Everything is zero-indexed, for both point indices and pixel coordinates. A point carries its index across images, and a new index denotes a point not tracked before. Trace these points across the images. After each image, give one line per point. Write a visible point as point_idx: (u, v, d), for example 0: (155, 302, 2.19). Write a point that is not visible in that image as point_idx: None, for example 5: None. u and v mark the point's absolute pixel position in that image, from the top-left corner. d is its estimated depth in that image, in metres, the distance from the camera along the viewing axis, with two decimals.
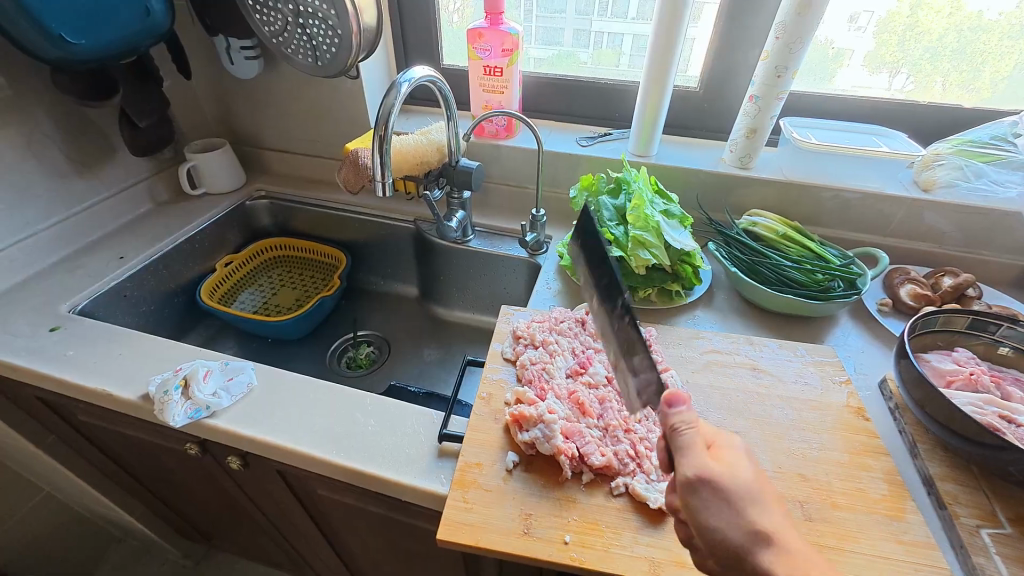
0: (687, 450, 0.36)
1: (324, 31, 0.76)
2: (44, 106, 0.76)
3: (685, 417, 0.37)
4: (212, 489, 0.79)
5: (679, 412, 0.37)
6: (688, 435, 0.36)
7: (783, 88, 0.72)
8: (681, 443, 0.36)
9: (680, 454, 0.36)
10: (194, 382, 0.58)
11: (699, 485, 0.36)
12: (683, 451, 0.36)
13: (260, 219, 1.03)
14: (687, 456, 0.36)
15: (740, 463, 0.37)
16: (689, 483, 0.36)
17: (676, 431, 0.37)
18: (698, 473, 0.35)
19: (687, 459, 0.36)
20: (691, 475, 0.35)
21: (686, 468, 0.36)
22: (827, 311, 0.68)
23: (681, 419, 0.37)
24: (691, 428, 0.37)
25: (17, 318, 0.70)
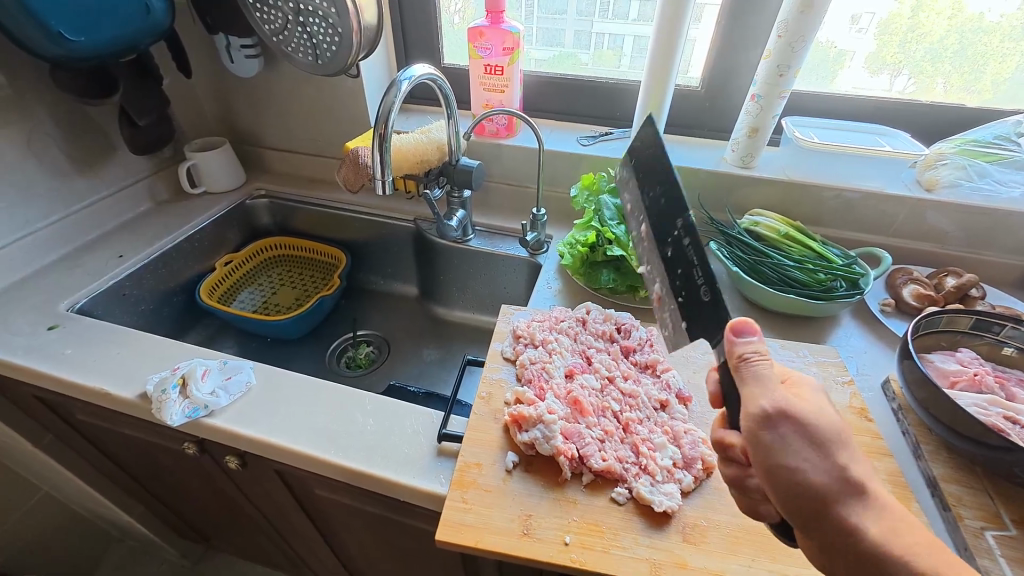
0: (761, 381, 0.37)
1: (325, 30, 0.75)
2: (44, 105, 0.76)
3: (756, 345, 0.37)
4: (210, 489, 0.78)
5: (746, 342, 0.37)
6: (759, 366, 0.37)
7: (785, 86, 0.72)
8: (753, 374, 0.37)
9: (754, 387, 0.37)
10: (192, 381, 0.58)
11: (775, 425, 0.36)
12: (756, 385, 0.37)
13: (260, 219, 1.03)
14: (764, 392, 0.36)
15: (821, 406, 0.37)
16: (764, 416, 0.36)
17: (743, 360, 0.37)
18: (777, 406, 0.36)
19: (760, 395, 0.36)
20: (769, 408, 0.36)
21: (761, 402, 0.36)
22: (829, 311, 0.68)
23: (748, 351, 0.37)
24: (762, 361, 0.37)
25: (16, 317, 0.70)
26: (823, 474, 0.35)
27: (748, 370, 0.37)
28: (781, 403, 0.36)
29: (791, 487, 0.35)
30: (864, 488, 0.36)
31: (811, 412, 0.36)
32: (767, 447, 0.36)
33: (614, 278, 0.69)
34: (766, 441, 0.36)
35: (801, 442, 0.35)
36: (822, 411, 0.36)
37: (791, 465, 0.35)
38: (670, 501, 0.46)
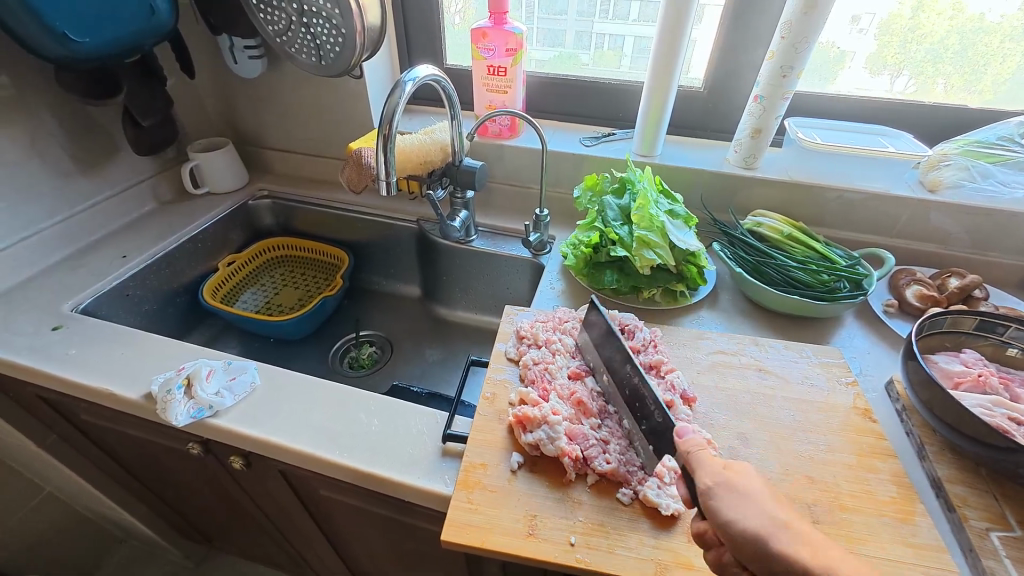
0: (702, 468, 0.40)
1: (329, 30, 0.75)
2: (48, 105, 0.76)
3: (695, 440, 0.41)
4: (214, 489, 0.78)
5: (688, 438, 0.42)
6: (699, 456, 0.40)
7: (788, 87, 0.72)
8: (696, 460, 0.40)
9: (698, 471, 0.40)
10: (196, 381, 0.58)
11: (712, 488, 0.39)
12: (699, 467, 0.40)
13: (262, 219, 1.03)
14: (702, 468, 0.39)
15: (756, 470, 0.40)
16: (706, 490, 0.39)
17: (691, 454, 0.41)
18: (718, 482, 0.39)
19: (705, 474, 0.39)
20: (711, 484, 0.39)
21: (705, 477, 0.39)
22: (832, 312, 0.68)
23: (692, 444, 0.41)
24: (703, 451, 0.41)
25: (20, 317, 0.70)
26: (760, 519, 0.37)
27: (689, 451, 0.41)
28: (718, 478, 0.39)
29: (731, 533, 0.37)
30: (795, 527, 0.36)
31: (748, 483, 0.39)
32: (710, 506, 0.38)
33: (618, 279, 0.69)
34: (712, 507, 0.38)
35: (730, 495, 0.38)
36: (752, 475, 0.39)
37: (725, 510, 0.37)
38: (675, 502, 0.46)
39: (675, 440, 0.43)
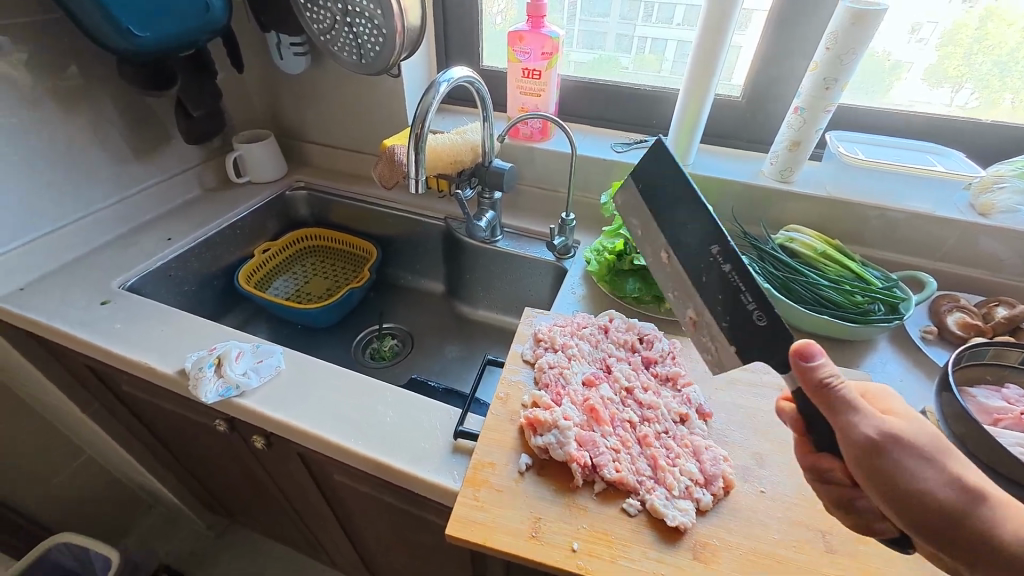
0: (858, 411, 0.36)
1: (370, 30, 0.78)
2: (110, 95, 0.82)
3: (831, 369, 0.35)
4: (238, 466, 0.82)
5: (820, 365, 0.35)
6: (846, 391, 0.36)
7: (831, 99, 0.70)
8: (844, 400, 0.35)
9: (852, 415, 0.35)
10: (226, 362, 0.60)
11: (884, 442, 0.35)
12: (848, 409, 0.35)
13: (298, 210, 1.07)
14: (863, 417, 0.35)
15: (907, 410, 0.38)
16: (870, 440, 0.35)
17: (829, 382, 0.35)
18: (882, 428, 0.35)
19: (862, 421, 0.35)
20: (874, 433, 0.35)
21: (861, 431, 0.35)
22: (862, 335, 0.65)
23: (826, 371, 0.35)
24: (836, 376, 0.36)
25: (75, 290, 0.75)
26: (948, 486, 0.35)
27: (838, 394, 0.35)
28: (885, 427, 0.35)
29: (915, 498, 0.35)
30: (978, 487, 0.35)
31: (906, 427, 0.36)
32: (875, 463, 0.35)
33: (639, 287, 0.68)
34: (874, 456, 0.35)
35: (915, 461, 0.35)
36: (921, 425, 0.36)
37: (899, 470, 0.35)
38: (683, 517, 0.45)
39: (803, 370, 0.36)
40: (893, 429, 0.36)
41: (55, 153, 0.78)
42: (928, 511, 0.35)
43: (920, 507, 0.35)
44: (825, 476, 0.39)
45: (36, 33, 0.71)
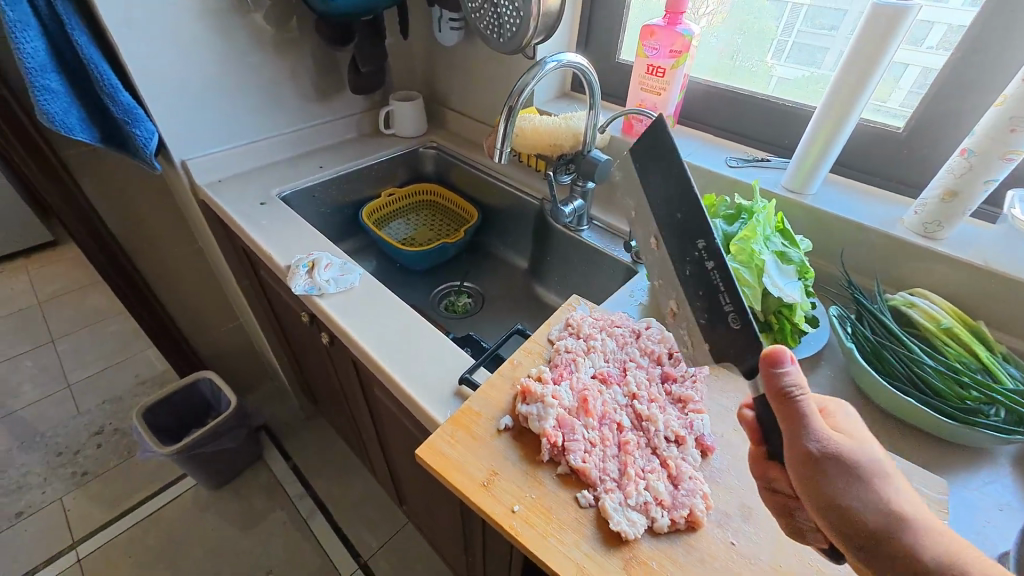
0: (807, 418, 0.37)
1: (511, 12, 0.84)
2: (309, 47, 1.03)
3: (801, 380, 0.37)
4: (319, 360, 1.00)
5: (788, 373, 0.37)
6: (805, 400, 0.37)
7: (1016, 146, 0.55)
8: (804, 412, 0.37)
9: (806, 427, 0.37)
10: (318, 267, 0.75)
11: (824, 453, 0.37)
12: (805, 420, 0.37)
13: (425, 166, 1.22)
14: (813, 431, 0.37)
15: (857, 430, 0.39)
16: (811, 449, 0.37)
17: (800, 391, 0.37)
18: (826, 444, 0.37)
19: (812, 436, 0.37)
20: (820, 446, 0.37)
21: (810, 443, 0.37)
22: (960, 438, 0.53)
23: (795, 381, 0.37)
24: (806, 390, 0.37)
25: (250, 190, 0.99)
26: (876, 509, 0.36)
27: (800, 408, 0.37)
28: (827, 444, 0.37)
29: (844, 513, 0.37)
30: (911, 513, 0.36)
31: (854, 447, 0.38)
32: (814, 475, 0.37)
33: None
34: (818, 464, 0.37)
35: (845, 479, 0.37)
36: (865, 447, 0.38)
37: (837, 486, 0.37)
38: (629, 528, 0.44)
39: (774, 378, 0.37)
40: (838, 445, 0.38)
41: (264, 85, 1.01)
42: (856, 524, 0.36)
43: (845, 512, 0.37)
44: (774, 484, 0.42)
45: None
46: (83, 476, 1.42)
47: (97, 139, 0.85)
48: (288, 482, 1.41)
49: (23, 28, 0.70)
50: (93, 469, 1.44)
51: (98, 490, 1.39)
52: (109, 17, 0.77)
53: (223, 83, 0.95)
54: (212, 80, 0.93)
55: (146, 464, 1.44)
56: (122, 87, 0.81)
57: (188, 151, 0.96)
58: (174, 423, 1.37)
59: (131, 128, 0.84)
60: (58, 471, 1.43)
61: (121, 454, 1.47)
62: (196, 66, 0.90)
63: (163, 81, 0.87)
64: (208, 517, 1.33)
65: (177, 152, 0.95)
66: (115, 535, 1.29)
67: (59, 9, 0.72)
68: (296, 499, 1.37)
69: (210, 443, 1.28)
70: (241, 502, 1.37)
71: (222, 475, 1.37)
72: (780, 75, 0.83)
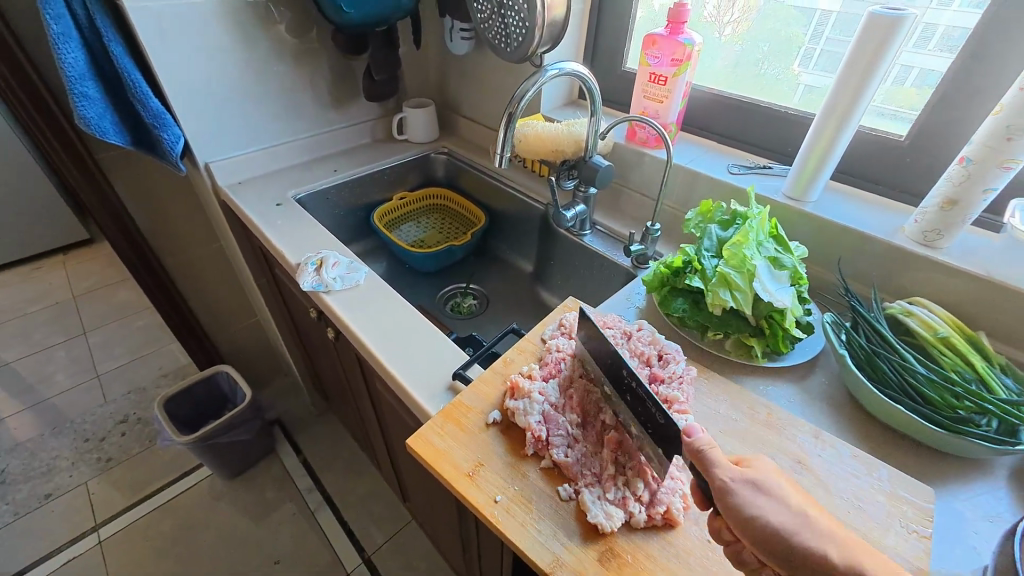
0: (716, 463, 0.40)
1: (517, 23, 0.87)
2: (327, 56, 1.08)
3: (703, 437, 0.40)
4: (328, 356, 1.04)
5: (696, 436, 0.40)
6: (710, 448, 0.40)
7: (1014, 154, 0.55)
8: (711, 459, 0.40)
9: (713, 468, 0.39)
10: (325, 265, 0.79)
11: (735, 488, 0.39)
12: (714, 465, 0.39)
13: (437, 171, 1.25)
14: (719, 466, 0.39)
15: (770, 471, 0.41)
16: (725, 486, 0.39)
17: (700, 451, 0.40)
18: (736, 477, 0.39)
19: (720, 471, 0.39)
20: (729, 480, 0.39)
21: (717, 477, 0.39)
22: (952, 448, 0.52)
23: (703, 442, 0.40)
24: (712, 447, 0.40)
25: (268, 192, 1.03)
26: (783, 514, 0.38)
27: (705, 459, 0.40)
28: (735, 477, 0.39)
29: (776, 547, 0.36)
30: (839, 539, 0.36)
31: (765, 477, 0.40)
32: (733, 506, 0.38)
33: (686, 309, 0.65)
34: (732, 504, 0.38)
35: (759, 504, 0.38)
36: (775, 485, 0.39)
37: (754, 513, 0.37)
38: (606, 521, 0.45)
39: (682, 438, 0.41)
40: (749, 479, 0.39)
41: (283, 92, 1.06)
42: (793, 553, 0.36)
43: (782, 546, 0.36)
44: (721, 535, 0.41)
45: (293, 3, 0.97)
46: (107, 462, 1.49)
47: (128, 142, 0.91)
48: (298, 476, 1.45)
49: (65, 40, 0.76)
50: (116, 456, 1.50)
51: (121, 475, 1.45)
52: (142, 29, 0.83)
53: (245, 90, 1.00)
54: (235, 87, 0.98)
55: (165, 453, 1.51)
56: (152, 94, 0.87)
57: (212, 154, 1.02)
58: (192, 414, 1.42)
59: (159, 132, 0.89)
60: (84, 456, 1.51)
61: (143, 442, 1.54)
62: (220, 75, 0.95)
63: (189, 88, 0.93)
64: (221, 507, 1.38)
65: (201, 155, 1.00)
66: (135, 519, 1.35)
67: (98, 21, 0.78)
68: (305, 492, 1.41)
69: (224, 435, 1.33)
70: (252, 493, 1.41)
71: (235, 466, 1.41)
72: (808, 82, 0.81)
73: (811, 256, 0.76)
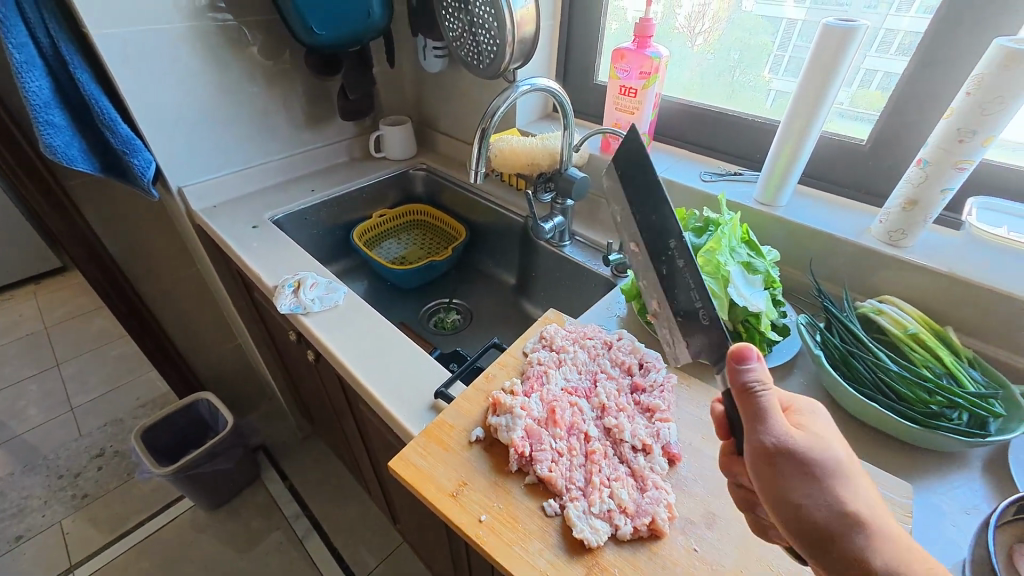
0: (765, 421, 0.38)
1: (488, 40, 0.88)
2: (301, 77, 1.08)
3: (763, 375, 0.38)
4: (310, 378, 1.02)
5: (752, 370, 0.38)
6: (765, 395, 0.38)
7: (967, 155, 0.57)
8: (763, 406, 0.38)
9: (765, 420, 0.38)
10: (303, 287, 0.78)
11: (781, 446, 0.37)
12: (764, 415, 0.38)
13: (416, 187, 1.25)
14: (769, 425, 0.38)
15: (823, 431, 0.39)
16: (768, 449, 0.37)
17: (756, 390, 0.38)
18: (782, 442, 0.37)
19: (768, 433, 0.38)
20: (774, 440, 0.37)
21: (767, 437, 0.37)
22: (926, 443, 0.53)
23: (759, 379, 0.38)
24: (769, 385, 0.38)
25: (244, 214, 1.02)
26: (824, 510, 0.37)
27: (759, 404, 0.38)
28: (783, 437, 0.37)
29: (795, 511, 0.37)
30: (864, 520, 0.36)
31: (811, 439, 0.38)
32: (767, 468, 0.38)
33: None
34: (774, 460, 0.37)
35: (800, 479, 0.37)
36: (824, 446, 0.38)
37: (786, 479, 0.37)
38: (592, 536, 0.45)
39: (736, 373, 0.38)
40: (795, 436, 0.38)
41: (257, 114, 1.05)
42: (813, 526, 0.37)
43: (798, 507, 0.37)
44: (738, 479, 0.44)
45: (264, 26, 0.97)
46: (82, 499, 1.43)
47: (97, 169, 0.89)
48: (284, 502, 1.41)
49: (29, 69, 0.75)
50: (92, 491, 1.45)
51: (98, 512, 1.40)
52: (108, 55, 0.82)
53: (218, 113, 0.99)
54: (207, 111, 0.98)
55: (144, 486, 1.46)
56: (121, 120, 0.86)
57: (185, 178, 1.00)
58: (171, 444, 1.38)
59: (129, 158, 0.88)
60: (57, 494, 1.45)
61: (120, 476, 1.48)
62: (191, 98, 0.94)
63: (160, 113, 0.92)
64: (205, 539, 1.34)
65: (174, 179, 0.99)
66: (112, 558, 1.30)
67: (62, 49, 0.77)
68: (293, 519, 1.37)
69: (206, 464, 1.29)
70: (237, 523, 1.37)
71: (218, 496, 1.37)
72: (778, 89, 0.83)
73: (785, 259, 0.78)
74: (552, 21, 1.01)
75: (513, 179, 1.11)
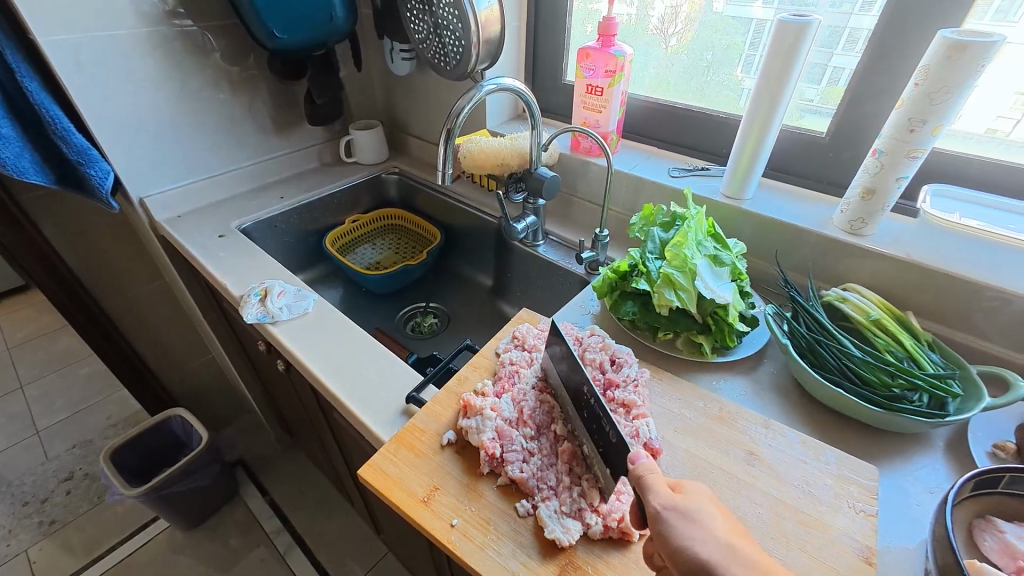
0: (650, 487, 0.38)
1: (454, 42, 0.88)
2: (267, 83, 1.06)
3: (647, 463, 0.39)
4: (286, 389, 1.00)
5: (635, 458, 0.40)
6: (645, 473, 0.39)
7: (918, 144, 0.59)
8: (645, 481, 0.39)
9: (646, 492, 0.38)
10: (271, 295, 0.77)
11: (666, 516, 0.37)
12: (646, 486, 0.38)
13: (389, 191, 1.24)
14: (652, 493, 0.38)
15: (706, 500, 0.39)
16: (655, 512, 0.37)
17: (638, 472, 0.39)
18: (664, 504, 0.37)
19: (652, 495, 0.38)
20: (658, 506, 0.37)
21: (652, 503, 0.38)
22: (890, 425, 0.55)
23: (641, 464, 0.40)
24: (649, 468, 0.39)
25: (209, 223, 1.00)
26: (731, 570, 0.34)
27: (638, 478, 0.39)
28: (667, 504, 0.37)
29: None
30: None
31: (698, 503, 0.38)
32: (664, 537, 0.36)
33: (636, 312, 0.66)
34: (663, 531, 0.36)
35: (694, 550, 0.35)
36: (705, 515, 0.37)
37: (684, 550, 0.35)
38: (564, 535, 0.44)
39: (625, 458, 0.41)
40: (678, 505, 0.37)
41: (222, 121, 1.03)
42: None
43: None
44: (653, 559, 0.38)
45: (227, 31, 0.95)
46: (50, 525, 1.37)
47: (52, 181, 0.85)
48: (265, 518, 1.38)
49: None
50: (61, 517, 1.39)
51: (67, 539, 1.34)
52: (60, 63, 0.79)
53: (180, 121, 0.97)
54: (168, 119, 0.95)
55: (118, 508, 1.41)
56: (74, 129, 0.83)
57: (147, 188, 0.97)
58: (144, 463, 1.34)
59: (85, 168, 0.84)
60: (24, 521, 1.38)
61: (91, 500, 1.43)
62: (150, 105, 0.92)
63: (117, 121, 0.89)
64: (182, 561, 1.29)
65: (134, 189, 0.96)
66: None
67: (7, 57, 0.74)
68: (274, 534, 1.34)
69: (180, 483, 1.25)
70: (216, 541, 1.33)
71: (195, 515, 1.33)
72: (749, 87, 0.85)
73: (753, 250, 0.80)
74: (519, 23, 1.01)
75: (486, 181, 1.11)
